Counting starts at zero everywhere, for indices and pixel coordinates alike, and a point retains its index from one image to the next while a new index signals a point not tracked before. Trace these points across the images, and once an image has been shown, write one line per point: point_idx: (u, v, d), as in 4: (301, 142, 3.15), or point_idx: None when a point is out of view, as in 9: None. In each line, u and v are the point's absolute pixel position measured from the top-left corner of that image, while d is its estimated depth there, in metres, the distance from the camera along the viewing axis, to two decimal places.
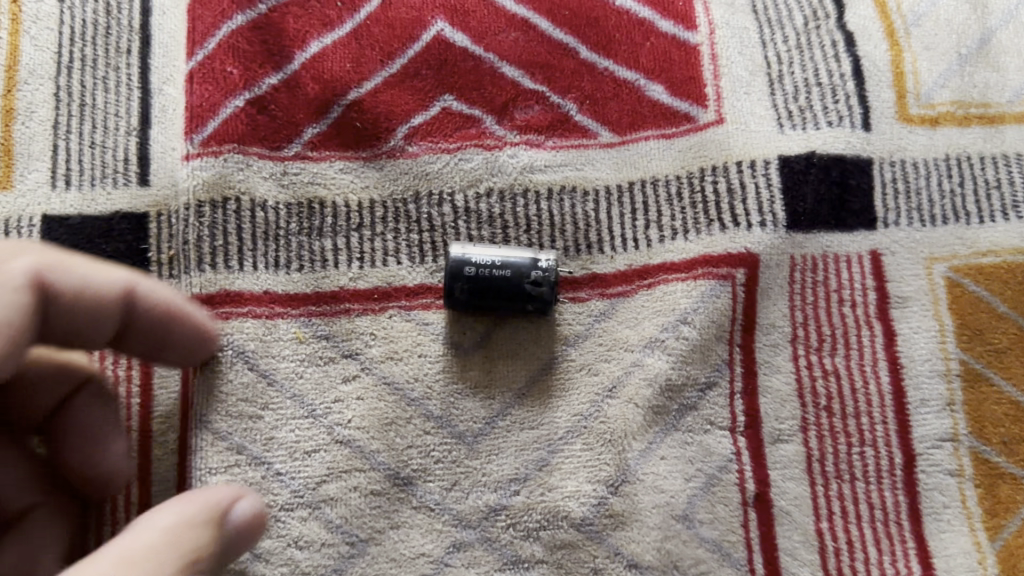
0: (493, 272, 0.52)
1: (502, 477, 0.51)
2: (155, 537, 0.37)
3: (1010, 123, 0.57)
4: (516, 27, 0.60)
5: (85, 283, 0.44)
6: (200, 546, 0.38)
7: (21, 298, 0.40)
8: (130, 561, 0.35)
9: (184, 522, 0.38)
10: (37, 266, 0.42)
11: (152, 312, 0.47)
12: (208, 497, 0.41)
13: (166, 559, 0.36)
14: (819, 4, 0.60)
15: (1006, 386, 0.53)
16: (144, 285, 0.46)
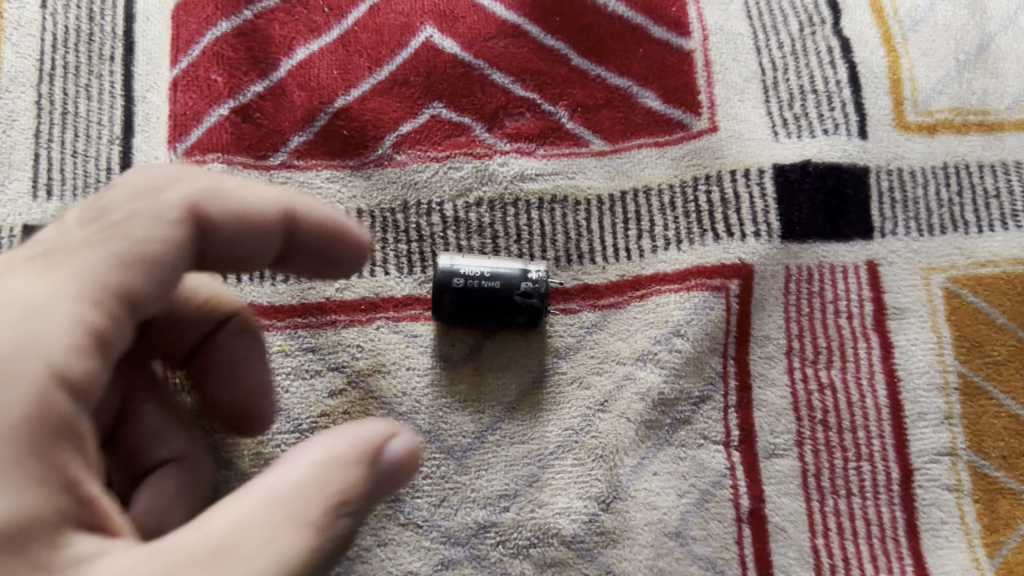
0: (482, 284, 0.51)
1: (491, 493, 0.50)
2: (303, 474, 0.33)
3: (1009, 131, 0.56)
4: (506, 33, 0.59)
5: (239, 205, 0.39)
6: (348, 488, 0.33)
7: (169, 231, 0.36)
8: (274, 504, 0.32)
9: (334, 457, 0.33)
10: (187, 195, 0.37)
11: (317, 234, 0.42)
12: (359, 432, 0.35)
13: (306, 502, 0.32)
14: (815, 9, 0.59)
15: (1005, 399, 0.52)
16: (300, 204, 0.41)
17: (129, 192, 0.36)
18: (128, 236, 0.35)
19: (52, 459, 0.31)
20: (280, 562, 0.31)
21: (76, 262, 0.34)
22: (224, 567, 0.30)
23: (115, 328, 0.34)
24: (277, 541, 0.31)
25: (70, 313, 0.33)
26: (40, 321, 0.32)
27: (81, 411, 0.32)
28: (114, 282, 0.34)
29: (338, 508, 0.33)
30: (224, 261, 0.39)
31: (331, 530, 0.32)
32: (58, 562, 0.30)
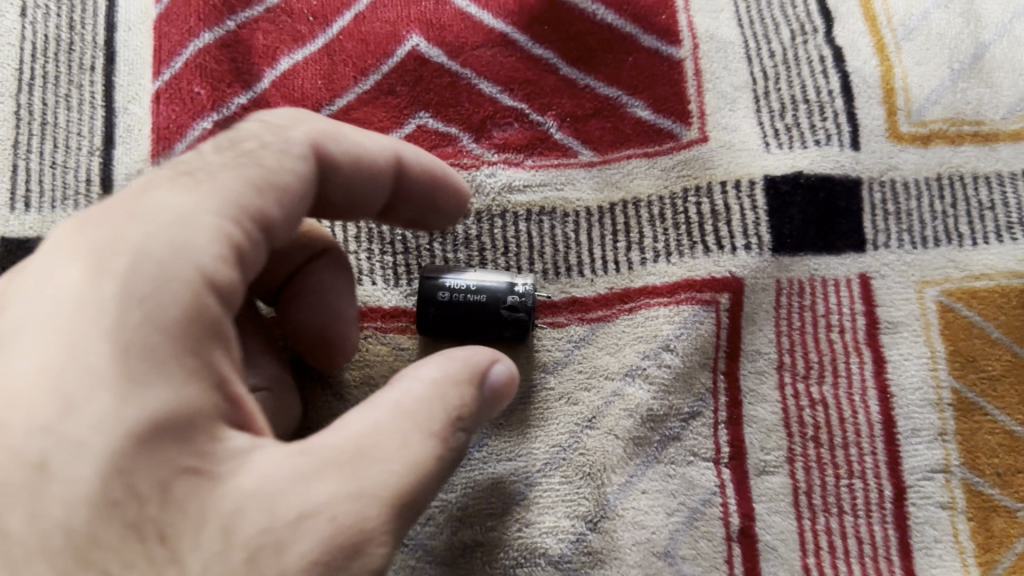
0: (468, 297, 0.50)
1: (478, 511, 0.49)
2: (424, 390, 0.39)
3: (1005, 141, 0.55)
4: (494, 42, 0.58)
5: (354, 150, 0.43)
6: (461, 404, 0.39)
7: (297, 166, 0.41)
8: (401, 415, 0.37)
9: (448, 375, 0.40)
10: (316, 136, 0.42)
11: (417, 180, 0.47)
12: (467, 356, 0.42)
13: (425, 414, 0.38)
14: (807, 18, 0.58)
15: (1000, 415, 0.51)
16: (411, 151, 0.46)
17: (259, 128, 0.41)
18: (263, 166, 0.39)
19: (204, 355, 0.35)
20: (411, 463, 0.36)
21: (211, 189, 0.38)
22: (362, 469, 0.35)
23: (251, 246, 0.38)
24: (406, 448, 0.37)
25: (214, 228, 0.37)
26: (190, 238, 0.36)
27: (226, 314, 0.36)
28: (247, 208, 0.38)
29: (455, 419, 0.39)
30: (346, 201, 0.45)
31: (449, 439, 0.38)
32: (218, 455, 0.34)
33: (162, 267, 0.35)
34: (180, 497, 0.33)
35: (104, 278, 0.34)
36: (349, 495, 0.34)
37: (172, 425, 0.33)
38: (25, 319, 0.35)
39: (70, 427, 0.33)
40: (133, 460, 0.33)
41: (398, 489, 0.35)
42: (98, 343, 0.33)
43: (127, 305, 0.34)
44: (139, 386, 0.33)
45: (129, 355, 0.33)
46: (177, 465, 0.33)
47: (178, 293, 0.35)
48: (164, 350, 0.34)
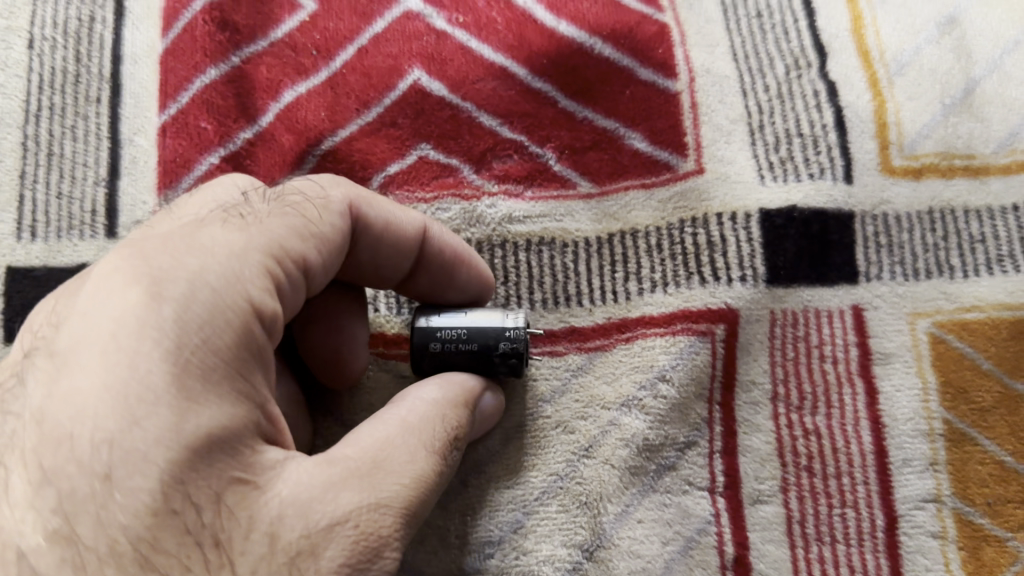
0: (462, 347, 0.48)
1: (475, 538, 0.50)
2: (426, 411, 0.42)
3: (995, 175, 0.56)
4: (494, 75, 0.59)
5: (384, 218, 0.46)
6: (458, 425, 0.44)
7: (337, 221, 0.44)
8: (405, 430, 0.41)
9: (444, 397, 0.44)
10: (353, 199, 0.45)
11: (438, 256, 0.49)
12: (467, 380, 0.47)
13: (425, 430, 0.41)
14: (801, 52, 0.60)
15: (990, 445, 0.52)
16: (437, 228, 0.49)
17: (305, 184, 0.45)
18: (307, 217, 0.42)
19: (249, 379, 0.37)
20: (417, 475, 0.39)
21: (258, 228, 0.40)
22: (378, 479, 0.38)
23: (290, 282, 0.41)
24: (414, 462, 0.39)
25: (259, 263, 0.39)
26: (241, 271, 0.38)
27: (266, 342, 0.39)
28: (289, 248, 0.41)
29: (454, 437, 0.43)
30: (369, 263, 0.48)
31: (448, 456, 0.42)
32: (261, 467, 0.36)
33: (217, 297, 0.37)
34: (232, 505, 0.35)
35: (164, 304, 0.36)
36: (369, 501, 0.37)
37: (226, 443, 0.35)
38: (81, 339, 0.36)
39: (130, 441, 0.34)
40: (193, 473, 0.34)
41: (408, 496, 0.38)
42: (160, 365, 0.34)
43: (186, 328, 0.36)
44: (198, 406, 0.35)
45: (189, 376, 0.35)
46: (232, 477, 0.35)
47: (232, 321, 0.37)
48: (221, 373, 0.36)
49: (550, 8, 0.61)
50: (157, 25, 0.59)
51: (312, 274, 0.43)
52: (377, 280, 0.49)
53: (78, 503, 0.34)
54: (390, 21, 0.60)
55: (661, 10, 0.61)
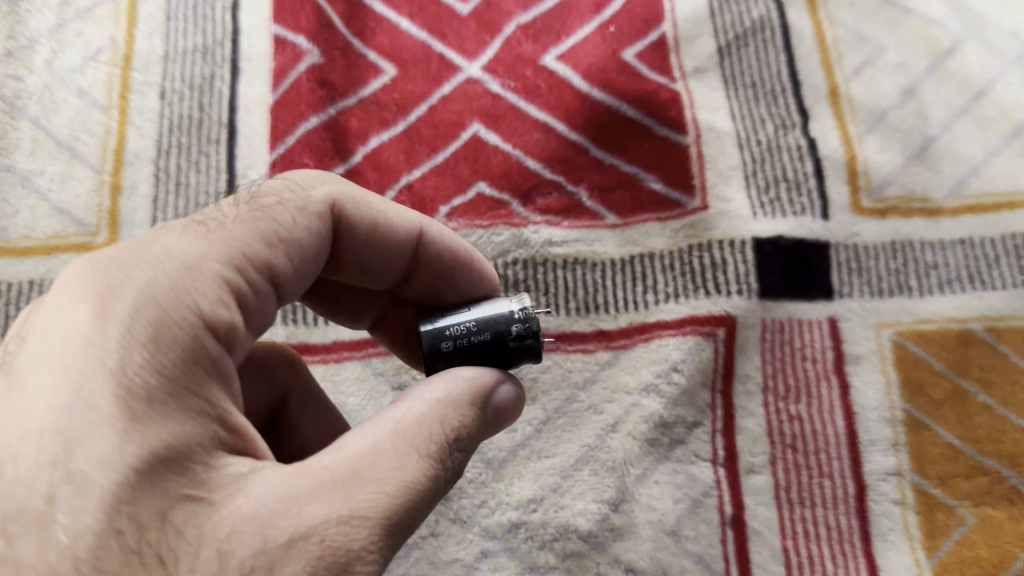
0: (474, 339, 0.47)
1: (522, 497, 0.61)
2: (424, 413, 0.41)
3: (946, 215, 0.69)
4: (538, 129, 0.72)
5: (375, 219, 0.50)
6: (461, 424, 0.42)
7: (310, 223, 0.46)
8: (396, 434, 0.40)
9: (450, 396, 0.43)
10: (338, 198, 0.48)
11: (439, 259, 0.53)
12: (479, 377, 0.44)
13: (423, 438, 0.40)
14: (789, 115, 0.72)
15: (941, 430, 0.64)
16: (434, 232, 0.53)
17: (282, 185, 0.47)
18: (272, 223, 0.44)
19: (203, 394, 0.38)
20: (403, 484, 0.38)
21: (217, 239, 0.42)
22: (355, 489, 0.37)
23: (253, 294, 0.43)
24: (401, 468, 0.39)
25: (216, 275, 0.41)
26: (192, 283, 0.40)
27: (224, 354, 0.40)
28: (251, 256, 0.43)
29: (455, 439, 0.42)
30: (367, 261, 0.51)
31: (445, 460, 0.40)
32: (214, 483, 0.37)
33: (164, 313, 0.38)
34: (179, 522, 0.35)
35: (109, 322, 0.38)
36: (340, 517, 0.36)
37: (174, 459, 0.36)
38: (35, 363, 0.38)
39: (73, 459, 0.35)
40: (136, 492, 0.35)
41: (388, 507, 0.37)
42: (103, 385, 0.36)
43: (131, 347, 0.37)
44: (144, 424, 0.36)
45: (132, 395, 0.36)
46: (179, 493, 0.36)
47: (179, 336, 0.38)
48: (165, 388, 0.37)
49: (585, 76, 0.74)
50: (267, 82, 0.71)
51: (287, 278, 0.45)
52: (377, 277, 0.53)
53: (25, 523, 0.35)
54: (455, 85, 0.73)
55: (674, 79, 0.74)
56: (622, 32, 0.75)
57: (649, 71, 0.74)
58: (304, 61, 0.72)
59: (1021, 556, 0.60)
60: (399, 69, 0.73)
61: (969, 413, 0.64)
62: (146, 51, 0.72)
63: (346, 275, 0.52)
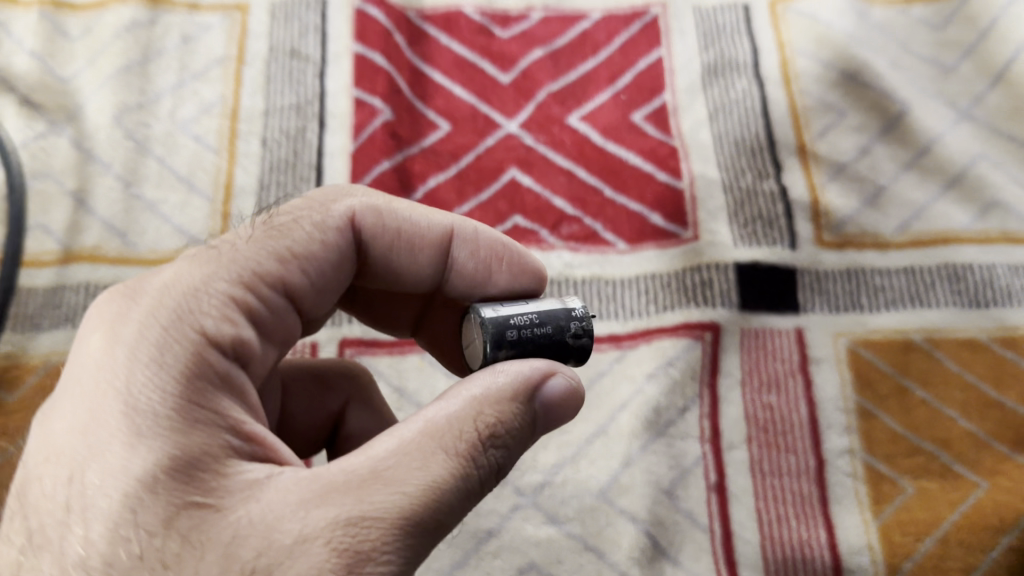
0: (537, 332, 0.55)
1: (548, 463, 0.77)
2: (450, 417, 0.48)
3: (893, 248, 0.85)
4: (563, 174, 0.89)
5: (398, 227, 0.62)
6: (496, 423, 0.49)
7: (327, 237, 0.58)
8: (423, 438, 0.47)
9: (486, 399, 0.49)
10: (355, 210, 0.60)
11: (474, 258, 0.64)
12: (523, 380, 0.51)
13: (449, 441, 0.47)
14: (766, 166, 0.89)
15: (887, 419, 0.78)
16: (464, 233, 0.64)
17: (300, 204, 0.59)
18: (285, 244, 0.56)
19: (205, 406, 0.48)
20: (421, 484, 0.45)
21: (228, 263, 0.54)
22: (372, 491, 0.45)
23: (254, 313, 0.54)
24: (421, 469, 0.46)
25: (220, 298, 0.52)
26: (196, 308, 0.51)
27: (229, 367, 0.51)
28: (260, 273, 0.55)
29: (488, 436, 0.48)
30: (403, 265, 0.63)
31: (470, 460, 0.47)
32: (220, 493, 0.45)
33: (166, 333, 0.49)
34: (187, 527, 0.44)
35: (117, 350, 0.49)
36: (350, 518, 0.44)
37: (179, 467, 0.45)
38: (63, 400, 0.48)
39: (90, 473, 0.45)
40: (143, 499, 0.44)
41: (403, 507, 0.45)
42: (113, 406, 0.47)
43: (136, 368, 0.48)
44: (147, 437, 0.46)
45: (138, 412, 0.46)
46: (188, 500, 0.44)
47: (179, 353, 0.49)
48: (170, 405, 0.47)
49: (602, 133, 0.91)
50: (348, 134, 0.88)
51: (303, 286, 0.57)
52: (418, 278, 0.64)
53: (51, 533, 0.45)
54: (498, 139, 0.90)
55: (672, 137, 0.90)
56: (631, 99, 0.93)
57: (653, 130, 0.91)
58: (378, 118, 0.89)
59: (950, 516, 0.74)
60: (453, 125, 0.90)
61: (910, 405, 0.79)
62: (249, 107, 0.89)
63: (386, 277, 0.64)
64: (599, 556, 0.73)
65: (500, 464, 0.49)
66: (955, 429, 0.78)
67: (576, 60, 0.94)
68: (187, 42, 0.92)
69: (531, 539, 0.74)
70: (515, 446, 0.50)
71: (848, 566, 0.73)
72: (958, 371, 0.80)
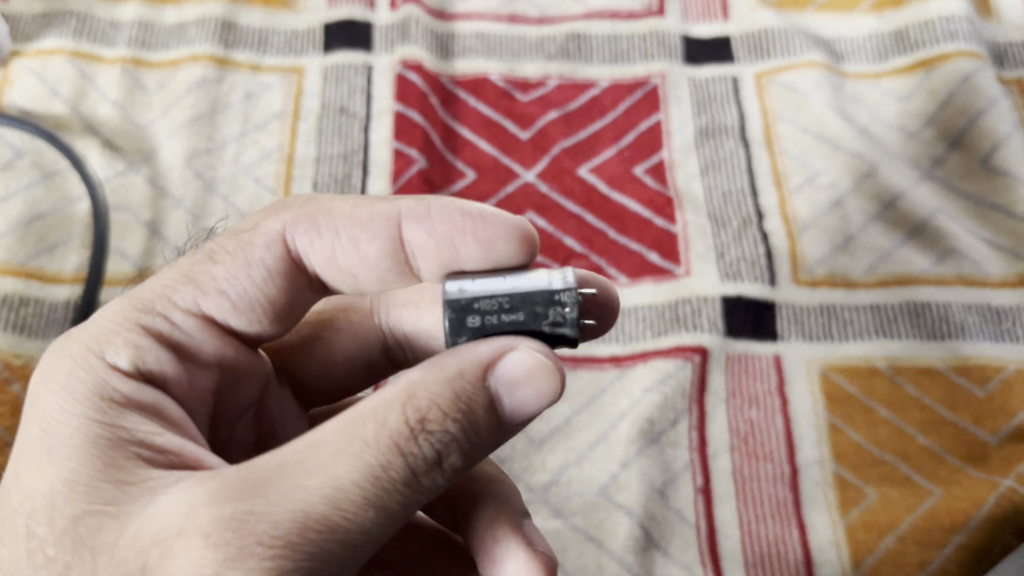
0: (504, 319, 0.53)
1: (555, 465, 0.88)
2: (373, 411, 0.50)
3: (861, 287, 0.96)
4: (573, 217, 1.01)
5: (336, 230, 0.63)
6: (428, 411, 0.50)
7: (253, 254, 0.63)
8: (341, 433, 0.50)
9: (419, 388, 0.51)
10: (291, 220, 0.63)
11: (434, 238, 0.61)
12: (464, 366, 0.51)
13: (370, 434, 0.49)
14: (750, 215, 1.01)
15: (853, 434, 0.89)
16: (412, 215, 0.62)
17: (230, 233, 0.65)
18: (200, 274, 0.62)
19: (105, 424, 0.55)
20: (324, 477, 0.48)
21: (139, 298, 0.61)
22: (274, 486, 0.48)
23: (165, 339, 0.61)
24: (331, 463, 0.49)
25: (130, 329, 0.60)
26: (105, 341, 0.59)
27: (132, 387, 0.57)
28: (175, 302, 0.62)
29: (417, 424, 0.50)
30: (356, 264, 0.63)
31: (388, 449, 0.49)
32: (120, 501, 0.51)
33: (76, 366, 0.58)
34: (88, 532, 0.50)
35: (43, 386, 0.58)
36: (241, 513, 0.48)
37: (80, 479, 0.52)
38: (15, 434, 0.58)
39: (15, 493, 0.54)
40: (51, 508, 0.52)
41: (301, 500, 0.48)
42: (33, 432, 0.56)
43: (52, 400, 0.56)
44: (52, 454, 0.54)
45: (48, 433, 0.55)
46: (86, 508, 0.51)
47: (84, 381, 0.57)
48: (73, 426, 0.55)
49: (608, 183, 1.03)
50: (387, 179, 1.02)
51: (224, 309, 0.63)
52: (382, 272, 0.63)
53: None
54: (516, 186, 1.03)
55: (668, 188, 1.03)
56: (634, 155, 1.06)
57: (652, 182, 1.04)
58: (413, 166, 1.02)
59: (907, 518, 0.84)
60: (478, 173, 1.03)
61: (873, 423, 0.89)
62: (302, 155, 1.03)
63: (342, 279, 0.64)
64: (598, 545, 0.84)
65: (441, 450, 0.51)
66: (914, 444, 0.88)
67: (586, 121, 1.08)
68: (250, 98, 1.06)
69: (539, 530, 0.85)
70: (463, 430, 0.51)
71: (817, 560, 0.83)
72: (918, 395, 0.90)
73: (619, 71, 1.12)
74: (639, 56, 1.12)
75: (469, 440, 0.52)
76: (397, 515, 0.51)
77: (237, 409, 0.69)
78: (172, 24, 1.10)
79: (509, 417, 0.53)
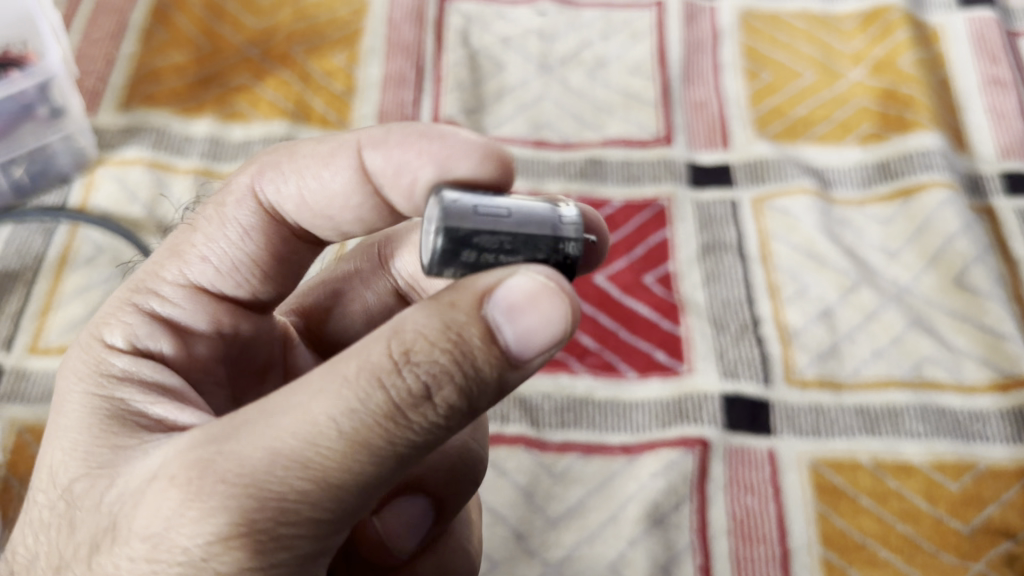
0: (502, 258, 0.58)
1: (570, 542, 0.97)
2: (359, 350, 0.55)
3: (846, 388, 1.07)
4: (588, 319, 1.13)
5: (299, 171, 0.72)
6: (414, 343, 0.54)
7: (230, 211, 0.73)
8: (327, 373, 0.55)
9: (407, 322, 0.55)
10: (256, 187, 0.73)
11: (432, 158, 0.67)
12: (458, 299, 0.55)
13: (353, 369, 0.54)
14: (748, 321, 1.13)
15: (838, 521, 0.98)
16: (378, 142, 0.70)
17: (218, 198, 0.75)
18: (183, 246, 0.74)
19: (102, 398, 0.65)
20: (303, 414, 0.54)
21: (129, 284, 0.73)
22: (259, 427, 0.54)
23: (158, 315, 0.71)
24: (311, 402, 0.54)
25: (121, 314, 0.70)
26: (105, 329, 0.69)
27: (128, 362, 0.67)
28: (155, 279, 0.73)
29: (402, 356, 0.54)
30: (327, 204, 0.73)
31: (369, 381, 0.54)
32: (113, 462, 0.60)
33: (85, 352, 0.68)
34: (82, 489, 0.60)
35: (65, 370, 0.69)
36: (219, 452, 0.54)
37: (79, 442, 0.62)
38: None
39: (40, 458, 0.65)
40: (60, 465, 0.62)
41: (278, 435, 0.53)
42: (54, 407, 0.66)
43: (68, 379, 0.67)
44: (62, 424, 0.64)
45: (62, 407, 0.65)
46: (82, 469, 0.61)
47: (91, 363, 0.67)
48: (77, 400, 0.65)
49: (620, 290, 1.16)
50: None
51: (209, 274, 0.74)
52: (355, 210, 0.73)
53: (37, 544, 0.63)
54: None
55: (673, 294, 1.15)
56: (644, 265, 1.18)
57: (660, 289, 1.16)
58: None
59: None
60: None
61: (856, 511, 0.99)
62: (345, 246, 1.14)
63: (321, 221, 0.74)
64: None
65: (428, 380, 0.54)
66: (893, 531, 0.97)
67: None
68: None
69: None
70: (455, 361, 0.54)
71: None
72: (897, 487, 1.00)
73: (631, 191, 1.25)
74: (649, 178, 1.26)
75: (463, 371, 0.54)
76: (392, 445, 0.55)
77: (262, 364, 0.80)
78: (239, 140, 1.26)
79: (516, 348, 0.55)
